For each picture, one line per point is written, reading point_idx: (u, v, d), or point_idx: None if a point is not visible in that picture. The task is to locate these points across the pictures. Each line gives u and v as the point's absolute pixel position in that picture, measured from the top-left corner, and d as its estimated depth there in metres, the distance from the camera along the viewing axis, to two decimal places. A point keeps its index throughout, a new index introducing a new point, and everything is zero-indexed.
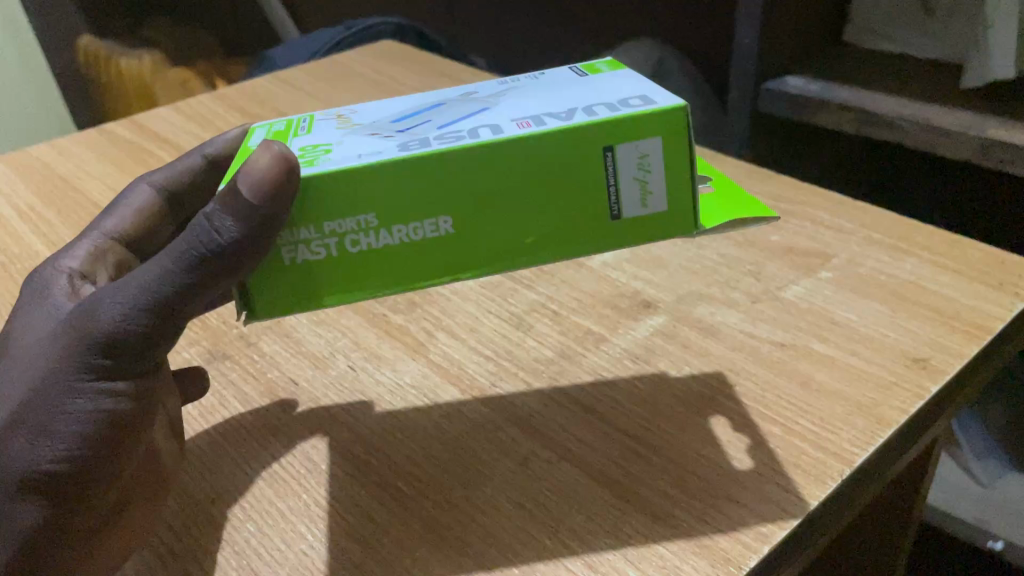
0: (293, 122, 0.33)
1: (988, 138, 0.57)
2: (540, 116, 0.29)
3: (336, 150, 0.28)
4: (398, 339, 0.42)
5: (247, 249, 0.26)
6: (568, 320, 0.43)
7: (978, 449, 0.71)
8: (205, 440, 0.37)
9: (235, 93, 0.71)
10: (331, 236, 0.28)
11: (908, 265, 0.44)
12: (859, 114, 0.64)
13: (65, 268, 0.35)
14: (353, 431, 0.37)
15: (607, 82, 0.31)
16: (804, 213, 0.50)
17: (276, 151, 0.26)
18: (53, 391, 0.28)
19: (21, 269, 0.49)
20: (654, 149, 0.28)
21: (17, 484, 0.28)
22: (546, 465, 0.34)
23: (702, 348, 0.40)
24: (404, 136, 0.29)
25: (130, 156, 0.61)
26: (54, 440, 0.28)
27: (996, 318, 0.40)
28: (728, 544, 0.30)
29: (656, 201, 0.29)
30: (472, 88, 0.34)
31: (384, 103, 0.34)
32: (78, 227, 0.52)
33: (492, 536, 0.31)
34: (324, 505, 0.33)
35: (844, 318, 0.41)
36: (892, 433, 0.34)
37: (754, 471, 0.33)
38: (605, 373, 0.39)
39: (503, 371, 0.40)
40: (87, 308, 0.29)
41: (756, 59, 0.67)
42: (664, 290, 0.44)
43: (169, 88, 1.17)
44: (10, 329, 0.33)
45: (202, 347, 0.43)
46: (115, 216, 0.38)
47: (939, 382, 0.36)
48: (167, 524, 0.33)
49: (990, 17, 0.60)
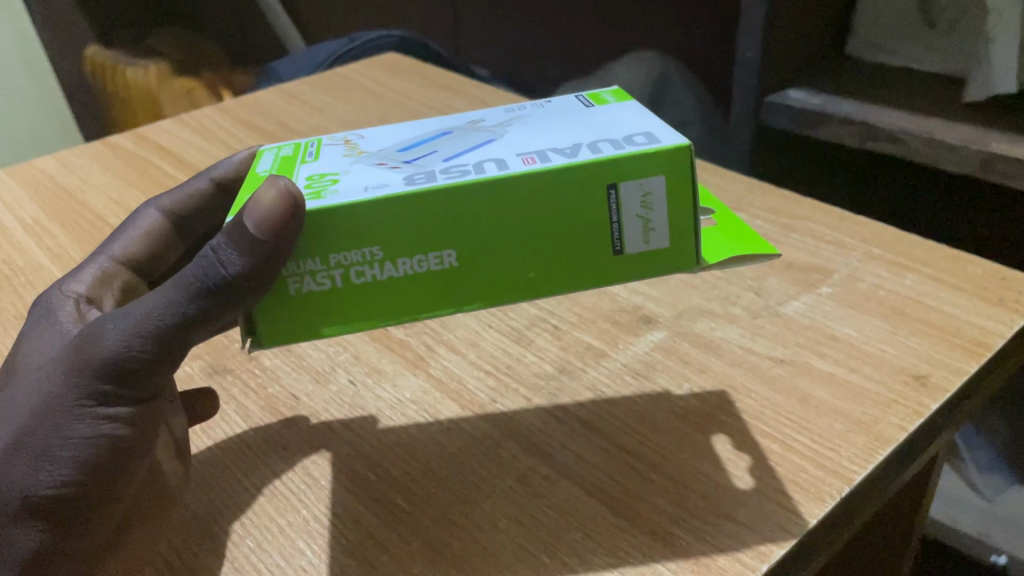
0: (300, 147, 0.33)
1: (990, 153, 0.57)
2: (545, 151, 0.29)
3: (343, 181, 0.28)
4: (399, 353, 0.42)
5: (252, 281, 0.27)
6: (568, 335, 0.43)
7: (982, 463, 0.71)
8: (206, 455, 0.37)
9: (238, 105, 0.71)
10: (336, 268, 0.28)
11: (908, 281, 0.45)
12: (862, 128, 0.64)
13: (73, 292, 0.35)
14: (353, 446, 0.37)
15: (611, 115, 0.32)
16: (804, 227, 0.50)
17: (283, 186, 0.26)
18: (56, 415, 0.29)
19: (25, 281, 0.49)
20: (657, 187, 0.28)
21: (18, 506, 0.28)
22: (546, 483, 0.34)
23: (702, 364, 0.40)
24: (410, 168, 0.29)
25: (134, 168, 0.62)
26: (55, 464, 0.28)
27: (996, 335, 0.40)
28: (726, 563, 0.30)
29: (658, 237, 0.29)
30: (479, 115, 0.34)
31: (391, 129, 0.34)
32: (81, 238, 0.53)
33: (491, 553, 0.31)
34: (323, 521, 0.33)
35: (844, 334, 0.41)
36: (892, 451, 0.34)
37: (754, 489, 0.33)
38: (604, 389, 0.39)
39: (503, 387, 0.40)
40: (91, 333, 0.29)
41: (757, 71, 0.67)
42: (665, 305, 0.45)
43: (174, 98, 1.18)
44: (16, 353, 0.33)
45: (205, 362, 0.43)
46: (122, 240, 0.39)
47: (939, 400, 0.36)
48: (168, 541, 0.33)
49: (993, 30, 0.60)
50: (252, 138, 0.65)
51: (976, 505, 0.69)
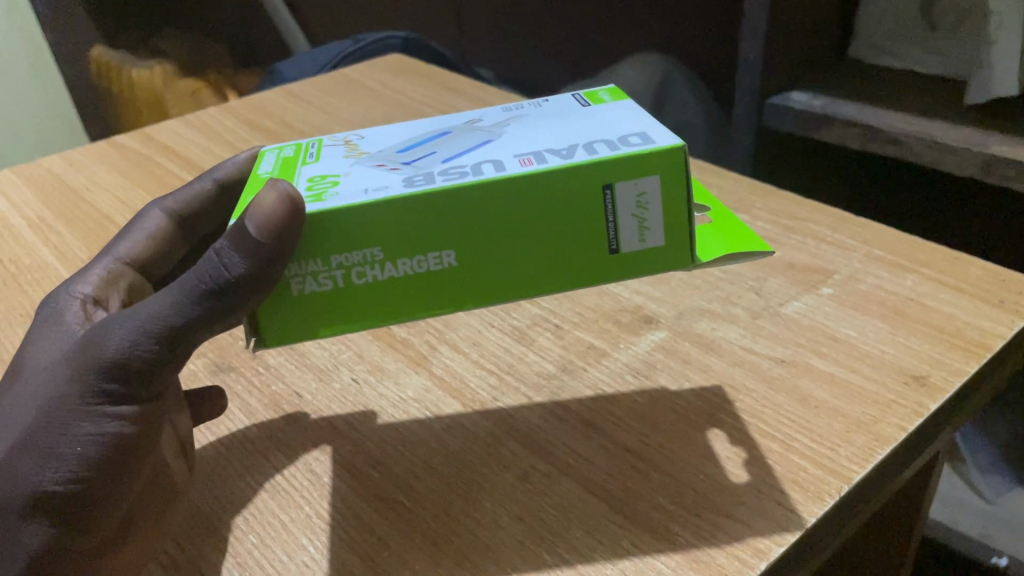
0: (302, 147, 0.33)
1: (991, 155, 0.57)
2: (541, 153, 0.29)
3: (344, 183, 0.29)
4: (401, 352, 0.43)
5: (254, 281, 0.27)
6: (569, 334, 0.43)
7: (983, 464, 0.70)
8: (211, 452, 0.37)
9: (243, 105, 0.72)
10: (337, 269, 0.28)
11: (908, 281, 0.45)
12: (863, 130, 0.64)
13: (79, 293, 0.35)
14: (356, 443, 0.37)
15: (607, 114, 0.32)
16: (805, 228, 0.51)
17: (283, 190, 0.26)
18: (62, 415, 0.29)
19: (30, 279, 0.49)
20: (652, 188, 0.29)
21: (24, 504, 0.29)
22: (546, 480, 0.34)
23: (702, 363, 0.40)
24: (410, 170, 0.29)
25: (139, 168, 0.62)
26: (60, 462, 0.29)
27: (995, 336, 0.40)
28: (725, 559, 0.30)
29: (653, 236, 0.30)
30: (478, 115, 0.34)
31: (391, 129, 0.34)
32: (86, 236, 0.53)
33: (492, 550, 0.31)
34: (325, 517, 0.33)
35: (844, 334, 0.41)
36: (890, 451, 0.34)
37: (752, 487, 0.33)
38: (605, 388, 0.39)
39: (504, 385, 0.40)
40: (97, 334, 0.29)
41: (760, 73, 0.67)
42: (666, 305, 0.45)
43: (179, 99, 1.18)
44: (23, 354, 0.33)
45: (209, 359, 0.43)
46: (128, 240, 0.39)
47: (938, 400, 0.37)
48: (173, 537, 0.33)
49: (994, 34, 0.60)
50: (256, 138, 0.65)
51: (975, 506, 0.69)
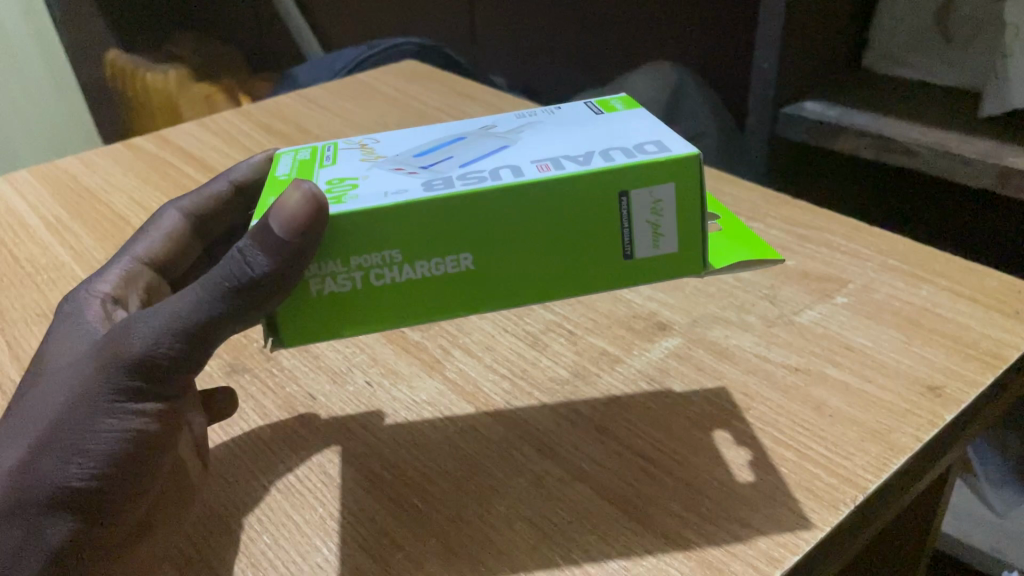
0: (318, 150, 0.34)
1: (1005, 166, 0.57)
2: (558, 159, 0.29)
3: (363, 186, 0.29)
4: (414, 355, 0.43)
5: (277, 279, 0.27)
6: (582, 340, 0.43)
7: (994, 478, 0.70)
8: (225, 451, 0.38)
9: (258, 109, 0.72)
10: (356, 270, 0.28)
11: (923, 291, 0.45)
12: (877, 140, 0.64)
13: (99, 293, 0.35)
14: (368, 446, 0.37)
15: (622, 122, 0.32)
16: (820, 237, 0.51)
17: (307, 190, 0.26)
18: (86, 410, 0.29)
19: (46, 279, 0.50)
20: (667, 195, 0.29)
21: (47, 499, 0.29)
22: (560, 484, 0.34)
23: (715, 370, 0.40)
24: (427, 174, 0.30)
25: (156, 169, 0.62)
26: (85, 458, 0.29)
27: (1011, 347, 0.40)
28: (740, 567, 0.30)
29: (667, 242, 0.30)
30: (491, 120, 0.35)
31: (407, 133, 0.34)
32: (102, 237, 0.54)
33: (506, 553, 0.31)
34: (340, 519, 0.33)
35: (859, 344, 0.41)
36: (905, 461, 0.34)
37: (765, 494, 0.33)
38: (618, 391, 0.39)
39: (517, 390, 0.40)
40: (122, 331, 0.29)
41: (773, 83, 0.67)
42: (680, 312, 0.45)
43: (191, 104, 1.19)
44: (43, 351, 0.33)
45: (224, 360, 0.43)
46: (144, 241, 0.39)
47: (953, 410, 0.36)
48: (186, 534, 0.33)
49: (1011, 45, 0.60)
50: (271, 142, 0.66)
51: (985, 518, 0.68)
